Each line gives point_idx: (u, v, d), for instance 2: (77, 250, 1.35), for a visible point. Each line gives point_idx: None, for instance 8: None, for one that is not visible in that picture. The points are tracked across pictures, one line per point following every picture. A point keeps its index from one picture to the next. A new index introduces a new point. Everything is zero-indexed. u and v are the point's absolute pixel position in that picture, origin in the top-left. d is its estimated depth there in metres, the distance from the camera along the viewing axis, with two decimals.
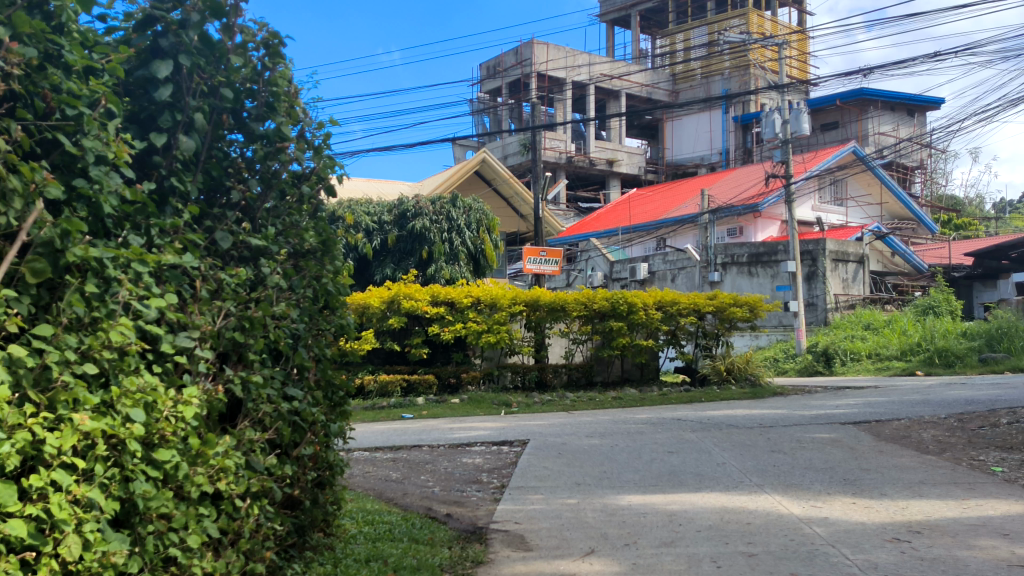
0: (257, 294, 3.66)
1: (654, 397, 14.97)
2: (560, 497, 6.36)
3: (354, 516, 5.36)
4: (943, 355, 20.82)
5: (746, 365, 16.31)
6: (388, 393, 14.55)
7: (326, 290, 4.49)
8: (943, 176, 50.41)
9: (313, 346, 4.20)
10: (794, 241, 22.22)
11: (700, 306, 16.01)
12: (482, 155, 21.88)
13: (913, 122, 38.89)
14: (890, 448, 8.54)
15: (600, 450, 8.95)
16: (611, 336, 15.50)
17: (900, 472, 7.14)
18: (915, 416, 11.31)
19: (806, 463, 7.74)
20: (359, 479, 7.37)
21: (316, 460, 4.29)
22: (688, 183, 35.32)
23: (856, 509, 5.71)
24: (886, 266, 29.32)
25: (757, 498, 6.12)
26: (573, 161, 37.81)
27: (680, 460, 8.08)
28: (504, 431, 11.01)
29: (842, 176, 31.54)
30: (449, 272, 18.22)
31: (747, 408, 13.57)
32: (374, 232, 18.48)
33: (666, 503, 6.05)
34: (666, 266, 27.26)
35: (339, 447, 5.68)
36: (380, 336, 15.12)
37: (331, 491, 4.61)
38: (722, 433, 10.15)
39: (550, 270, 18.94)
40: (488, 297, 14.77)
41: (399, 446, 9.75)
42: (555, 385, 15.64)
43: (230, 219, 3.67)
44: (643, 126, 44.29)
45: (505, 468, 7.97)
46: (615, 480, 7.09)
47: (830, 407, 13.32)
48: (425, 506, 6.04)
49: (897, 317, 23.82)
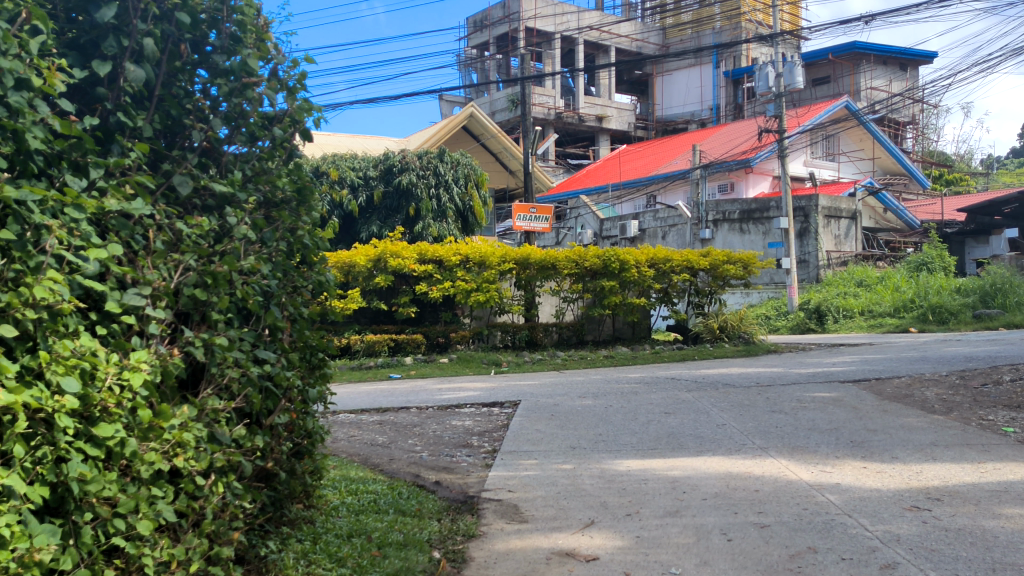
0: (223, 246, 3.26)
1: (647, 355, 14.72)
2: (554, 462, 6.04)
3: (337, 485, 5.03)
4: (937, 312, 20.59)
5: (739, 323, 16.02)
6: (375, 353, 14.27)
7: (300, 243, 4.12)
8: (934, 132, 50.01)
9: (287, 303, 3.83)
10: (788, 198, 21.79)
11: (694, 263, 15.64)
12: (469, 109, 21.36)
13: (906, 76, 38.42)
14: (895, 407, 8.27)
15: (594, 411, 8.64)
16: (602, 295, 15.16)
17: (909, 433, 6.84)
18: (915, 373, 11.06)
19: (809, 423, 7.45)
20: (343, 444, 7.04)
21: (290, 428, 3.93)
22: (678, 140, 34.85)
23: (868, 473, 5.43)
24: (878, 222, 29.11)
25: (762, 463, 5.82)
26: (562, 117, 37.19)
27: (678, 421, 7.77)
28: (495, 391, 10.71)
29: (834, 131, 31.13)
30: (436, 229, 17.81)
31: (742, 366, 13.29)
32: (359, 187, 17.96)
33: (666, 468, 5.75)
34: (656, 223, 26.78)
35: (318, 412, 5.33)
36: (366, 295, 14.79)
37: (310, 459, 4.27)
38: (719, 393, 9.87)
39: (540, 227, 18.52)
40: (477, 255, 14.40)
41: (386, 407, 9.43)
42: (546, 344, 15.31)
43: (191, 161, 3.26)
44: (632, 82, 43.60)
45: (497, 431, 7.65)
46: (611, 443, 6.77)
47: (826, 365, 13.05)
48: (413, 473, 5.72)
49: (890, 274, 23.57)
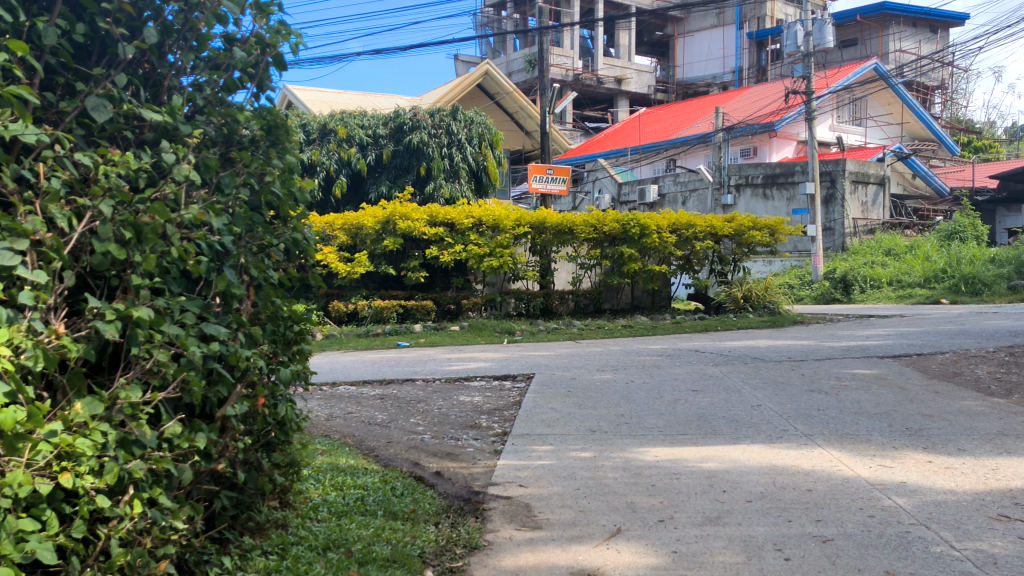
0: (154, 191, 2.53)
1: (667, 325, 13.98)
2: (572, 450, 5.31)
3: (320, 477, 4.33)
4: (970, 282, 19.71)
5: (764, 293, 15.17)
6: (383, 320, 13.58)
7: (267, 194, 3.37)
8: (963, 98, 48.59)
9: (248, 264, 3.10)
10: (814, 162, 20.80)
11: (717, 230, 14.78)
12: (484, 67, 20.55)
13: (936, 39, 37.12)
14: (947, 388, 7.49)
15: (614, 387, 7.91)
16: (621, 262, 14.37)
17: (970, 420, 6.08)
18: (959, 349, 10.24)
19: (855, 407, 6.69)
20: (337, 422, 6.36)
21: (249, 419, 3.20)
22: (699, 102, 33.82)
23: (935, 470, 4.70)
24: (906, 189, 28.05)
25: (810, 454, 5.09)
26: (580, 78, 36.13)
27: (708, 401, 7.03)
28: (507, 362, 10.04)
29: (862, 94, 30.03)
30: (448, 190, 17.06)
31: (770, 338, 12.47)
32: (368, 146, 17.24)
33: (701, 459, 5.01)
34: (676, 187, 25.85)
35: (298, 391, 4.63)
36: (374, 259, 14.12)
37: (286, 446, 3.61)
38: (750, 368, 9.11)
39: (557, 189, 17.69)
40: (491, 218, 13.65)
41: (389, 380, 8.77)
42: (562, 312, 14.54)
43: (112, 80, 2.53)
44: (653, 43, 42.49)
45: (507, 409, 6.95)
46: (635, 426, 6.04)
47: (860, 338, 12.21)
48: (411, 461, 5.01)
49: (921, 243, 22.67)
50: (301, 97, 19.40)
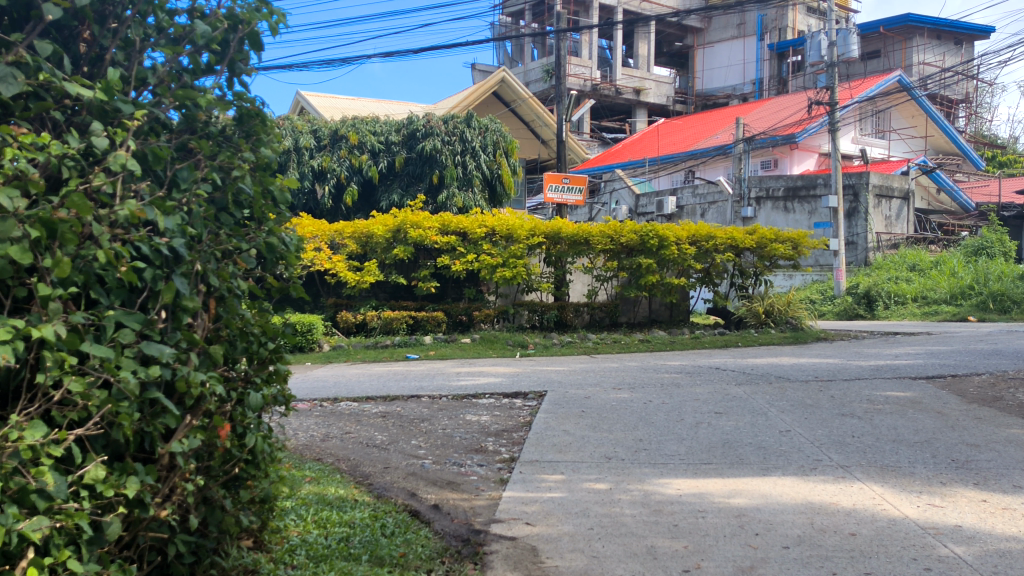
0: (76, 185, 2.15)
1: (686, 340, 13.47)
2: (586, 480, 4.83)
3: (302, 513, 3.88)
4: (998, 299, 19.09)
5: (786, 308, 14.62)
6: (393, 331, 13.14)
7: (235, 190, 2.96)
8: (988, 112, 47.79)
9: (205, 273, 2.68)
10: (837, 174, 20.21)
11: (738, 241, 14.26)
12: (501, 75, 20.18)
13: (960, 52, 36.50)
14: (990, 414, 6.94)
15: (631, 408, 7.42)
16: (639, 274, 13.82)
17: (1021, 451, 5.55)
18: (996, 371, 9.67)
19: (891, 433, 6.18)
20: (332, 445, 5.92)
21: (204, 454, 2.77)
22: (719, 113, 33.31)
23: (992, 511, 4.19)
24: (931, 204, 27.40)
25: (848, 489, 4.59)
26: (598, 88, 35.70)
27: (732, 425, 6.54)
28: (519, 378, 9.57)
29: (885, 106, 29.44)
30: (461, 199, 16.62)
31: (795, 356, 11.93)
32: (380, 153, 16.86)
33: (728, 494, 4.53)
34: (695, 199, 25.34)
35: (276, 415, 4.19)
36: (384, 269, 13.72)
37: (261, 481, 3.18)
38: (775, 388, 8.58)
39: (573, 198, 17.22)
40: (504, 227, 13.21)
41: (393, 396, 8.30)
42: (576, 325, 14.04)
43: (30, 49, 2.15)
44: (672, 54, 42.08)
45: (517, 431, 6.48)
46: (654, 453, 5.55)
47: (888, 357, 11.65)
48: (407, 492, 4.56)
49: (946, 258, 22.05)
50: (314, 103, 19.06)
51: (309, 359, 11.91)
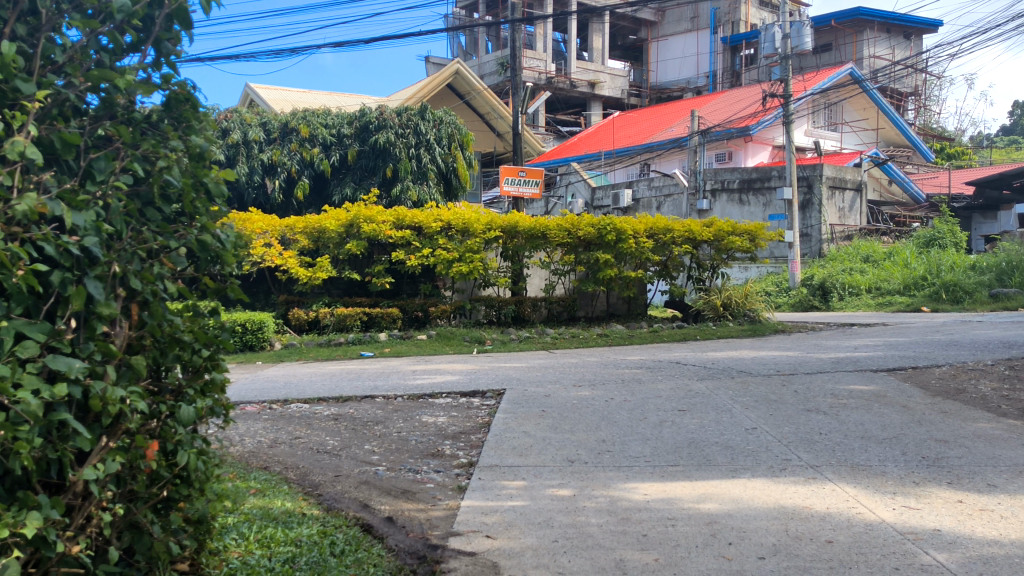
0: None
1: (645, 334, 13.30)
2: (549, 487, 4.59)
3: (244, 532, 3.58)
4: (950, 290, 19.22)
5: (744, 300, 14.52)
6: (346, 328, 12.79)
7: (162, 183, 2.66)
8: (936, 104, 48.53)
9: (124, 276, 2.39)
10: (791, 167, 20.22)
11: (696, 234, 14.10)
12: (455, 67, 19.89)
13: (910, 45, 36.92)
14: (956, 408, 6.84)
15: (592, 406, 7.20)
16: (596, 268, 13.61)
17: (991, 447, 5.42)
18: (955, 362, 9.63)
19: (858, 430, 6.04)
20: (281, 451, 5.61)
21: (127, 476, 2.49)
22: (674, 106, 33.33)
23: (970, 513, 4.03)
24: (882, 195, 27.59)
25: (819, 492, 4.42)
26: (553, 81, 35.49)
27: (696, 424, 6.36)
28: (477, 376, 9.32)
29: (837, 99, 29.64)
30: (416, 193, 16.32)
31: (754, 349, 11.81)
32: (332, 146, 16.45)
33: (697, 499, 4.33)
34: (650, 192, 25.26)
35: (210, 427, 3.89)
36: (337, 264, 13.39)
37: (202, 500, 2.89)
38: (737, 383, 8.43)
39: (529, 191, 16.97)
40: (460, 222, 12.95)
41: (346, 396, 8.00)
42: (534, 320, 13.80)
43: None
44: (626, 47, 42.04)
45: (474, 433, 6.23)
46: (619, 455, 5.33)
47: (847, 349, 11.57)
48: (359, 503, 4.28)
49: (899, 249, 22.21)
50: (263, 96, 18.59)
51: (260, 358, 11.53)
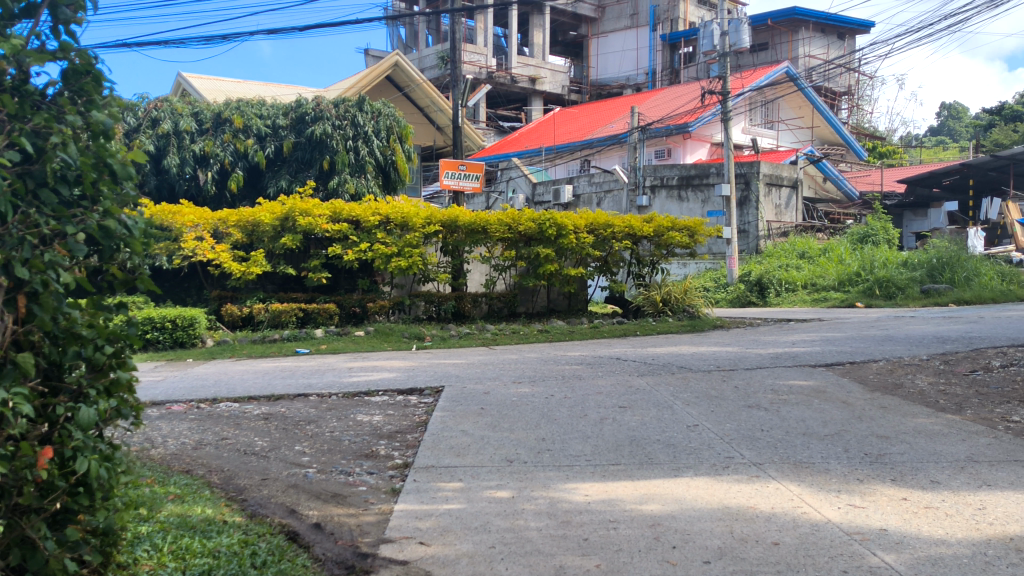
0: None
1: (586, 331, 13.18)
2: (486, 489, 4.40)
3: (157, 542, 3.34)
4: (884, 286, 19.48)
5: (684, 296, 14.50)
6: (281, 325, 12.45)
7: (57, 162, 2.45)
8: (868, 104, 49.54)
9: None
10: (729, 163, 20.30)
11: (636, 230, 14.05)
12: (394, 58, 19.58)
13: (844, 45, 37.60)
14: (895, 404, 6.84)
15: (532, 404, 7.03)
16: (537, 264, 13.44)
17: (932, 443, 5.40)
18: (892, 357, 9.68)
19: (800, 425, 5.98)
20: (204, 453, 5.33)
21: (14, 485, 2.28)
22: (614, 103, 33.41)
23: (916, 511, 3.95)
24: (818, 193, 27.97)
25: (764, 491, 4.31)
26: (494, 76, 35.30)
27: (637, 421, 6.23)
28: (414, 373, 9.07)
29: (773, 97, 29.99)
30: (354, 186, 16.02)
31: (694, 344, 11.77)
32: (266, 137, 16.05)
33: (640, 500, 4.18)
34: (591, 188, 25.23)
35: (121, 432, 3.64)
36: (272, 259, 13.04)
37: (107, 511, 2.68)
38: (678, 379, 8.34)
39: (469, 186, 16.75)
40: (399, 216, 12.70)
41: (278, 395, 7.72)
42: (474, 316, 13.61)
43: None
44: (567, 43, 42.08)
45: (411, 432, 6.02)
46: (558, 454, 5.18)
47: (785, 344, 11.59)
48: (285, 509, 4.05)
49: (834, 246, 22.51)
50: (195, 86, 18.08)
51: (190, 356, 11.12)
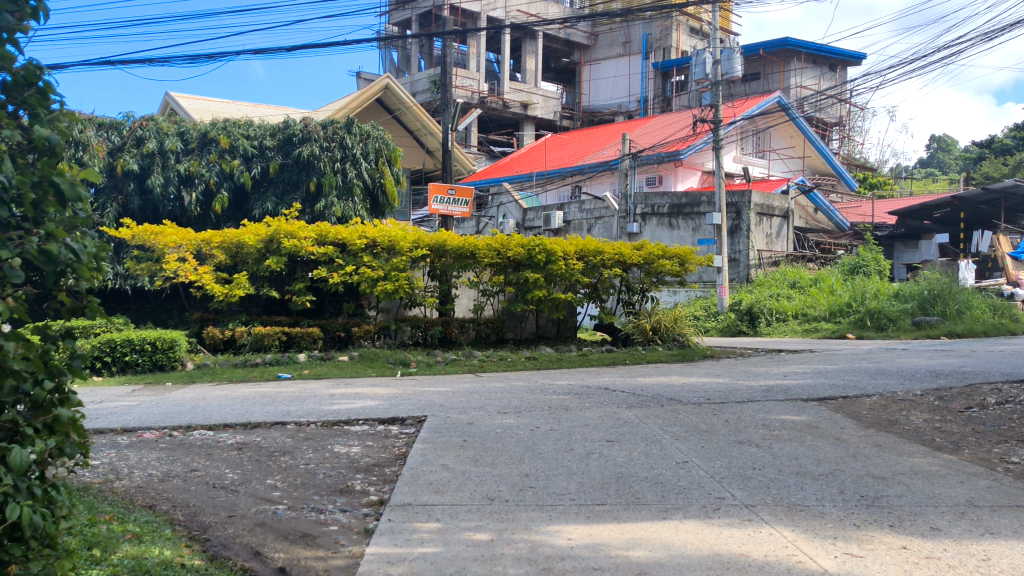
0: None
1: (574, 359, 12.94)
2: (464, 530, 4.18)
3: None
4: (875, 317, 19.31)
5: (673, 325, 14.31)
6: (264, 348, 12.19)
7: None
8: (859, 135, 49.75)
9: None
10: (720, 192, 20.16)
11: (626, 257, 13.85)
12: (384, 81, 19.47)
13: (835, 76, 37.76)
14: (890, 442, 6.63)
15: (515, 436, 6.79)
16: (525, 289, 13.20)
17: (929, 485, 5.20)
18: (885, 391, 9.46)
19: (792, 464, 5.77)
20: (170, 487, 5.08)
21: None
22: (606, 129, 33.38)
23: (916, 561, 3.75)
24: (808, 222, 27.90)
25: (757, 537, 4.09)
26: (486, 101, 35.24)
27: (624, 456, 6.01)
28: (397, 402, 8.77)
29: (765, 126, 30.02)
30: (341, 209, 15.87)
31: (685, 375, 11.54)
32: (253, 158, 15.86)
33: (626, 545, 3.96)
34: (581, 214, 25.11)
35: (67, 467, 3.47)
36: (256, 281, 12.81)
37: (45, 561, 2.53)
38: (668, 412, 8.09)
39: (459, 210, 16.56)
40: (386, 239, 12.49)
41: (254, 423, 7.46)
42: (461, 341, 13.36)
43: None
44: (559, 70, 42.17)
45: (389, 465, 5.79)
46: (541, 493, 4.95)
47: (777, 376, 11.37)
48: (251, 550, 3.82)
49: (824, 276, 22.39)
50: (183, 106, 17.90)
51: (170, 379, 10.84)
